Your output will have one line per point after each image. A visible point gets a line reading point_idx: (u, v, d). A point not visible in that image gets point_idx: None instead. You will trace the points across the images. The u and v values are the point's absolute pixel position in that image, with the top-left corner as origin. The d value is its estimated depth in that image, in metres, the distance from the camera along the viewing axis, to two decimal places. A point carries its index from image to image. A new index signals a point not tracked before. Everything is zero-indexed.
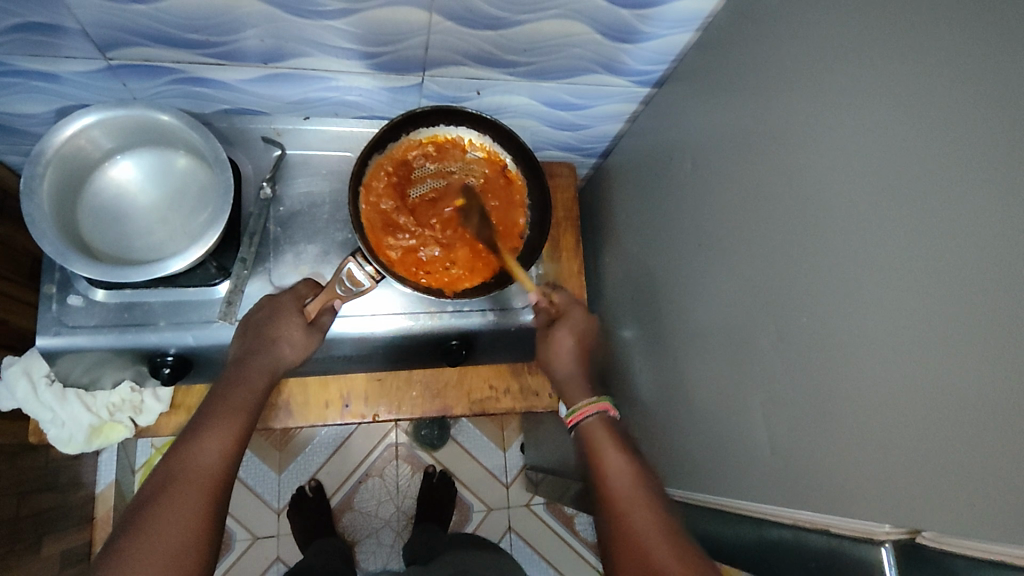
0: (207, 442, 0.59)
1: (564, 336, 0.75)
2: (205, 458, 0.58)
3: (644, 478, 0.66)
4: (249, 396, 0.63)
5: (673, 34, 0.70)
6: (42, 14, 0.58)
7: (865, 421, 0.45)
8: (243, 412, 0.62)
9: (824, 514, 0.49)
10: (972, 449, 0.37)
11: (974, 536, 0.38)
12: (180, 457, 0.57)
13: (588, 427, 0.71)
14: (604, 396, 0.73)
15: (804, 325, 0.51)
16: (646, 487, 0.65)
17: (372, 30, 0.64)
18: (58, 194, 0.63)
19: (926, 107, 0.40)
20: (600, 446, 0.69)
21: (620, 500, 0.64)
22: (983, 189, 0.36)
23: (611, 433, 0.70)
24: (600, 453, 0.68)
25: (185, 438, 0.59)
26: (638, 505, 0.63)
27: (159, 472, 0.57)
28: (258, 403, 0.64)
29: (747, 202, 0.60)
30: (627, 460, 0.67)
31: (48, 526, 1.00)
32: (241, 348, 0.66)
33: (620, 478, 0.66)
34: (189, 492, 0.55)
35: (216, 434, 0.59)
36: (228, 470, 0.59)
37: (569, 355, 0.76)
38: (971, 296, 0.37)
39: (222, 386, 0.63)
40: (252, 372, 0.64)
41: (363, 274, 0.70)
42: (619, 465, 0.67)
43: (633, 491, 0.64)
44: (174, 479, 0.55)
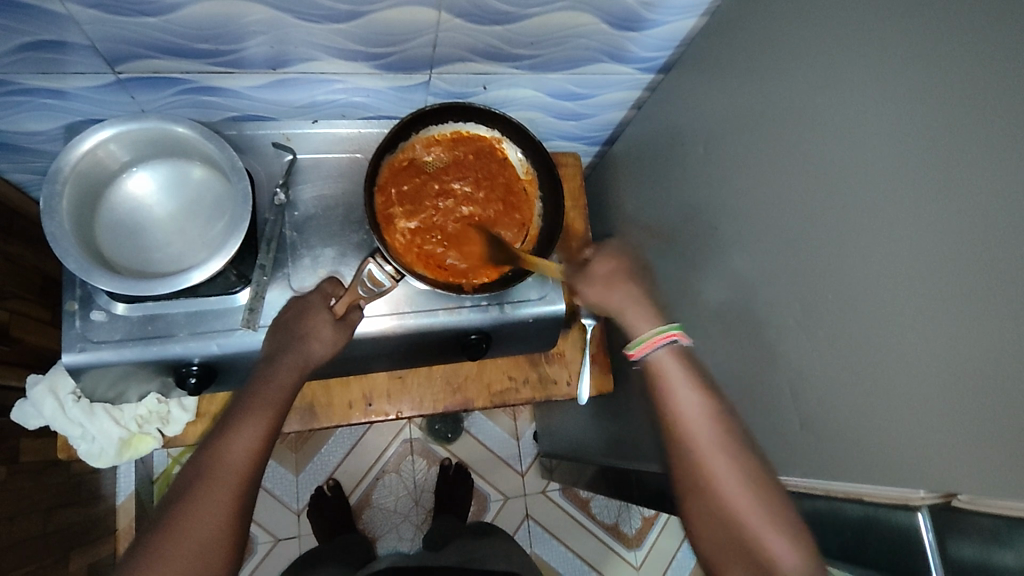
0: (237, 439, 0.59)
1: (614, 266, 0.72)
2: (234, 456, 0.58)
3: (722, 411, 0.60)
4: (278, 392, 0.62)
5: (678, 20, 0.71)
6: (49, 32, 0.57)
7: (891, 395, 0.46)
8: (271, 410, 0.61)
9: (855, 483, 0.51)
10: (1000, 416, 0.38)
11: (1005, 498, 0.39)
12: (212, 451, 0.58)
13: (656, 360, 0.64)
14: (672, 324, 0.65)
15: (826, 303, 0.52)
16: (728, 431, 0.59)
17: (380, 30, 0.64)
18: (77, 210, 0.63)
19: (941, 82, 0.41)
20: (673, 385, 0.62)
21: (698, 443, 0.59)
22: (1003, 162, 0.37)
23: (684, 367, 0.63)
24: (674, 395, 0.61)
25: (217, 432, 0.60)
26: (718, 450, 0.58)
27: (191, 467, 0.58)
28: (288, 400, 0.64)
29: (760, 185, 0.61)
30: (706, 402, 0.60)
31: (74, 540, 1.01)
32: (272, 345, 0.66)
33: (695, 422, 0.60)
34: (217, 490, 0.56)
35: (246, 431, 0.59)
36: (256, 466, 0.59)
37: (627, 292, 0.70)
38: (995, 266, 0.38)
39: (253, 380, 0.63)
40: (281, 368, 0.64)
41: (384, 273, 0.73)
42: (695, 410, 0.60)
43: (711, 437, 0.59)
44: (205, 476, 0.56)
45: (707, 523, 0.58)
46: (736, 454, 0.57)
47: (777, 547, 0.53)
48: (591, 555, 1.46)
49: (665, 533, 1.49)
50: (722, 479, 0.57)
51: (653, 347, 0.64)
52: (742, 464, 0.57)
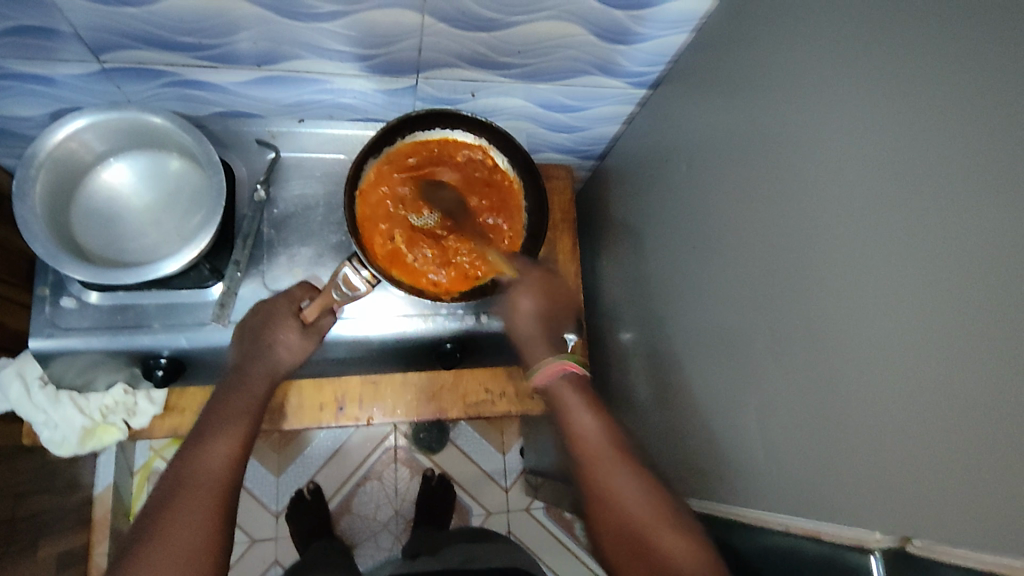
0: (214, 447, 0.58)
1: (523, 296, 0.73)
2: (213, 463, 0.57)
3: (615, 428, 0.67)
4: (250, 400, 0.63)
5: (668, 35, 0.70)
6: (34, 18, 0.58)
7: (854, 429, 0.44)
8: (246, 417, 0.62)
9: (816, 522, 0.49)
10: (960, 459, 0.36)
11: (964, 546, 0.37)
12: (188, 462, 0.57)
13: (554, 388, 0.70)
14: (570, 354, 0.71)
15: (795, 328, 0.51)
16: (616, 438, 0.65)
17: (365, 32, 0.64)
18: (51, 196, 0.63)
19: (914, 102, 0.40)
20: (572, 408, 0.68)
21: (591, 456, 0.64)
22: (971, 188, 0.35)
23: (579, 391, 0.69)
24: (570, 416, 0.67)
25: (191, 445, 0.59)
26: (610, 460, 0.63)
27: (168, 481, 0.56)
28: (259, 409, 0.64)
29: (738, 205, 0.59)
30: (599, 420, 0.66)
31: (45, 528, 1.00)
32: (239, 355, 0.66)
33: (589, 437, 0.65)
34: (198, 498, 0.55)
35: (222, 439, 0.59)
36: (236, 473, 0.58)
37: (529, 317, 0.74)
38: (959, 296, 0.36)
39: (223, 392, 0.63)
40: (251, 378, 0.64)
41: (359, 279, 0.67)
42: (590, 425, 0.66)
43: (603, 448, 0.64)
44: (186, 485, 0.55)
45: (612, 542, 0.60)
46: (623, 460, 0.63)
47: (665, 540, 0.57)
48: None
49: None
50: (617, 490, 0.61)
51: (547, 376, 0.70)
52: (633, 476, 0.62)
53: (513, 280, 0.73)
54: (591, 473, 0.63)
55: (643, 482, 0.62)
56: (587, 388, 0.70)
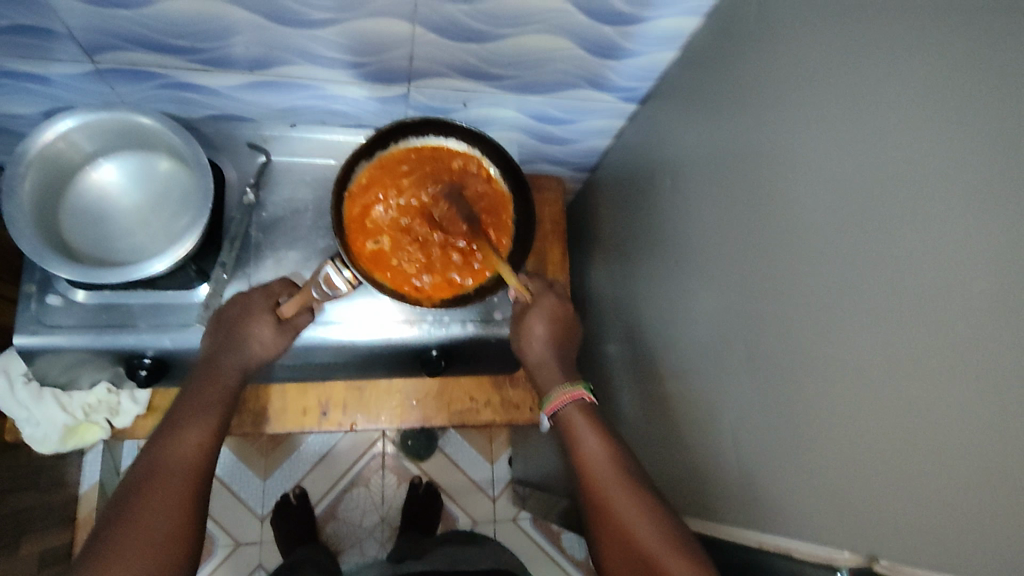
0: (185, 434, 0.59)
1: (537, 319, 0.72)
2: (185, 450, 0.58)
3: (625, 457, 0.64)
4: (222, 391, 0.63)
5: (657, 51, 0.71)
6: (30, 18, 0.58)
7: (828, 447, 0.44)
8: (219, 405, 0.62)
9: (786, 538, 0.49)
10: (930, 480, 0.36)
11: (932, 567, 0.37)
12: (160, 448, 0.58)
13: (565, 417, 0.67)
14: (584, 383, 0.69)
15: (774, 344, 0.51)
16: (625, 469, 0.62)
17: (357, 40, 0.65)
18: (40, 194, 0.63)
19: (893, 124, 0.40)
20: (576, 431, 0.66)
21: (597, 486, 0.62)
22: (946, 209, 0.36)
23: (590, 419, 0.66)
24: (575, 441, 0.65)
25: (162, 434, 0.59)
26: (615, 490, 0.61)
27: (138, 468, 0.56)
28: (232, 398, 0.64)
29: (721, 221, 0.60)
30: (603, 443, 0.64)
31: (27, 526, 1.00)
32: (212, 346, 0.66)
33: (595, 462, 0.63)
34: (171, 483, 0.55)
35: (193, 429, 0.59)
36: (207, 462, 0.59)
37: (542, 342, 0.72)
38: (931, 317, 0.36)
39: (195, 381, 0.63)
40: (223, 369, 0.64)
41: (341, 279, 0.67)
42: (595, 453, 0.63)
43: (610, 477, 0.62)
44: (156, 472, 0.56)
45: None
46: (630, 491, 0.60)
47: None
48: None
49: None
50: (625, 523, 0.58)
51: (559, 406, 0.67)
52: (641, 508, 0.59)
53: (529, 301, 0.72)
54: (597, 504, 0.61)
55: (652, 513, 0.58)
56: (595, 414, 0.67)
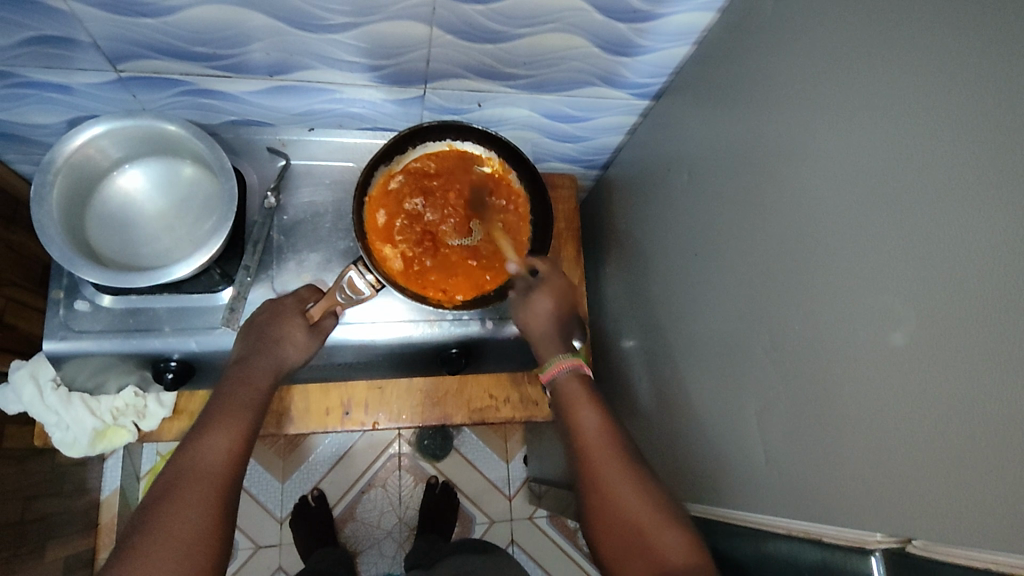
0: (214, 440, 0.59)
1: (541, 297, 0.74)
2: (213, 456, 0.58)
3: (616, 428, 0.68)
4: (253, 395, 0.63)
5: (671, 47, 0.72)
6: (55, 28, 0.59)
7: (854, 433, 0.45)
8: (248, 411, 0.62)
9: (816, 523, 0.49)
10: (957, 462, 0.37)
11: (963, 545, 0.37)
12: (189, 453, 0.57)
13: (561, 384, 0.71)
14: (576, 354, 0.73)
15: (795, 332, 0.51)
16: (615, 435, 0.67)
17: (375, 43, 0.66)
18: (68, 201, 0.65)
19: (909, 109, 0.41)
20: (575, 402, 0.69)
21: (593, 453, 0.65)
22: (965, 191, 0.36)
23: (585, 388, 0.71)
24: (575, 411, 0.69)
25: (192, 437, 0.59)
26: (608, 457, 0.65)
27: (168, 472, 0.57)
28: (262, 403, 0.64)
29: (739, 213, 0.60)
30: (600, 415, 0.68)
31: (52, 532, 1.01)
32: (243, 349, 0.66)
33: (592, 432, 0.67)
34: (198, 490, 0.55)
35: (223, 433, 0.59)
36: (234, 470, 0.59)
37: (544, 319, 0.74)
38: (954, 298, 0.37)
39: (225, 386, 0.63)
40: (255, 372, 0.64)
41: (364, 282, 0.70)
42: (592, 424, 0.68)
43: (605, 446, 0.66)
44: (186, 476, 0.56)
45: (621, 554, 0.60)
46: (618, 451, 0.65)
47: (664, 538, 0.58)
48: None
49: None
50: (613, 483, 0.63)
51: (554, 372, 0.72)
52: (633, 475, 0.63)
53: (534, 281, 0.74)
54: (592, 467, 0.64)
55: (633, 471, 0.64)
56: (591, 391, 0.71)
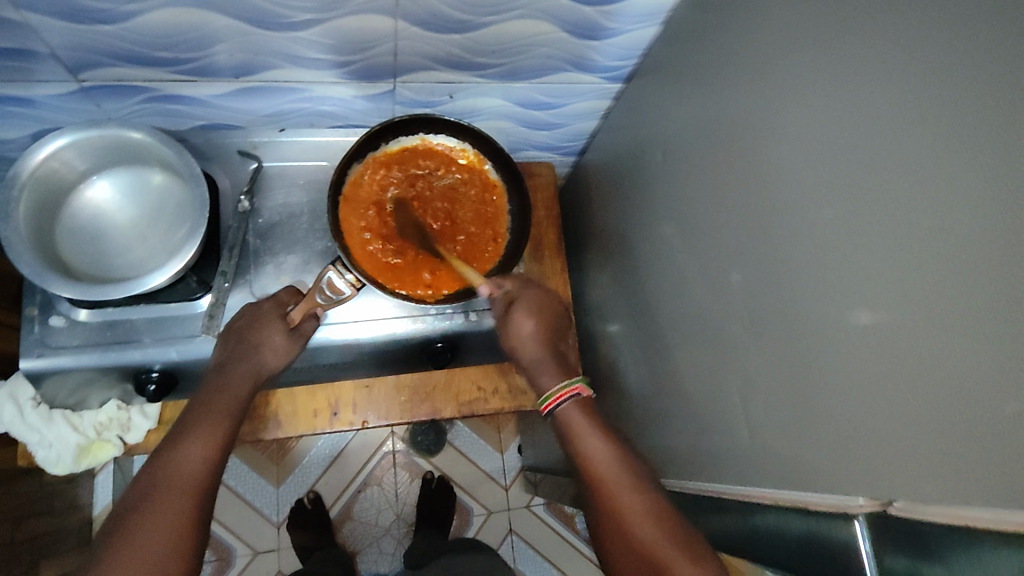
0: (191, 448, 0.57)
1: (524, 315, 0.71)
2: (189, 464, 0.56)
3: (628, 454, 0.62)
4: (231, 400, 0.62)
5: (640, 28, 0.71)
6: (11, 40, 0.58)
7: (834, 402, 0.45)
8: (226, 417, 0.61)
9: (801, 492, 0.50)
10: (932, 423, 0.37)
11: (943, 504, 0.38)
12: (163, 462, 0.56)
13: (564, 413, 0.66)
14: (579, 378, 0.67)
15: (773, 307, 0.52)
16: (629, 466, 0.61)
17: (341, 39, 0.65)
18: (36, 217, 0.63)
19: (875, 77, 0.41)
20: (579, 431, 0.64)
21: (607, 487, 0.60)
22: (930, 157, 0.37)
23: (589, 416, 0.65)
24: (579, 439, 0.63)
25: (167, 445, 0.58)
26: (626, 490, 0.60)
27: (142, 481, 0.55)
28: (241, 410, 0.63)
29: (714, 191, 0.61)
30: (609, 444, 0.62)
31: (45, 551, 1.00)
32: (223, 355, 0.65)
33: (604, 466, 0.61)
34: (172, 500, 0.54)
35: (200, 440, 0.58)
36: (211, 477, 0.57)
37: (532, 338, 0.71)
38: (922, 263, 0.37)
39: (204, 393, 0.62)
40: (234, 378, 0.63)
41: (344, 282, 0.69)
42: (601, 455, 0.62)
43: (620, 480, 0.60)
44: (160, 486, 0.54)
45: None
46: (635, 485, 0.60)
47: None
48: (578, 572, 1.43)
49: None
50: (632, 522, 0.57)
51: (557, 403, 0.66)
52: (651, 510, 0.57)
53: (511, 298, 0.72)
54: (604, 501, 0.60)
55: (653, 504, 0.58)
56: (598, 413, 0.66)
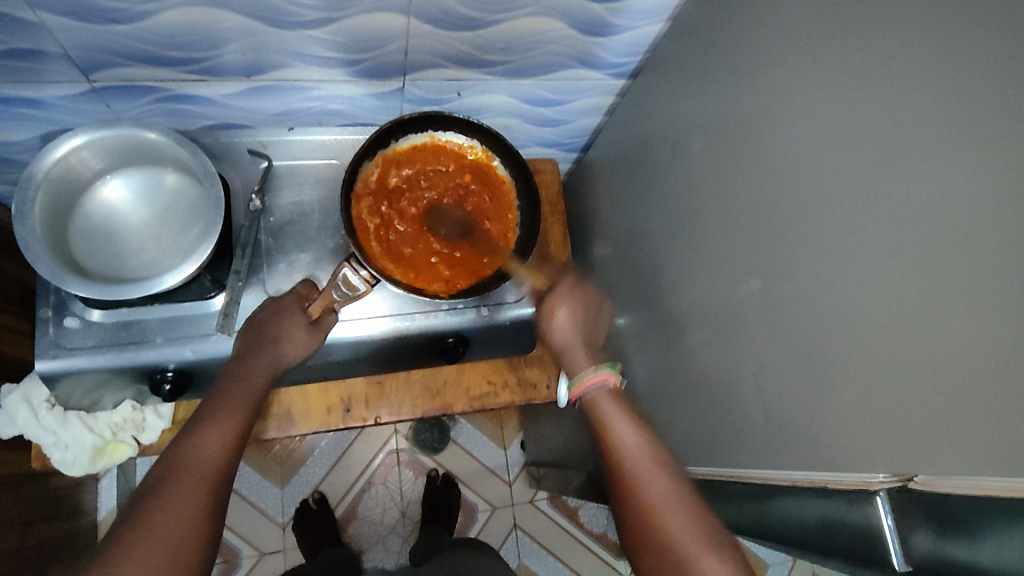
0: (210, 434, 0.57)
1: (561, 303, 0.72)
2: (207, 450, 0.56)
3: (659, 446, 0.61)
4: (251, 390, 0.62)
5: (645, 25, 0.73)
6: (25, 41, 0.58)
7: (848, 384, 0.47)
8: (245, 406, 0.61)
9: (819, 471, 0.51)
10: (945, 401, 0.39)
11: (958, 478, 0.39)
12: (183, 447, 0.56)
13: (591, 399, 0.66)
14: (607, 363, 0.67)
15: (785, 293, 0.53)
16: (657, 457, 0.60)
17: (353, 37, 0.66)
18: (51, 217, 0.63)
19: (884, 69, 0.43)
20: (609, 421, 0.63)
21: (632, 478, 0.59)
22: (943, 144, 0.38)
23: (618, 403, 0.65)
24: (609, 430, 0.63)
25: (186, 430, 0.58)
26: (652, 480, 0.58)
27: (160, 465, 0.55)
28: (259, 399, 0.63)
29: (723, 183, 0.62)
30: (639, 434, 0.62)
31: (53, 557, 0.99)
32: (242, 345, 0.66)
33: (631, 455, 0.60)
34: (189, 485, 0.54)
35: (219, 427, 0.58)
36: (228, 466, 0.57)
37: (568, 324, 0.72)
38: (934, 245, 0.39)
39: (224, 380, 0.62)
40: (254, 367, 0.64)
41: (358, 278, 0.73)
42: (630, 443, 0.61)
43: (647, 470, 0.59)
44: (178, 470, 0.54)
45: None
46: (663, 476, 0.59)
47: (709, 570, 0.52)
48: (582, 566, 1.44)
49: None
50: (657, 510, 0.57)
51: (587, 386, 0.66)
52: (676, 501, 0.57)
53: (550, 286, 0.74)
54: (629, 491, 0.59)
55: (679, 492, 0.57)
56: (622, 399, 0.65)
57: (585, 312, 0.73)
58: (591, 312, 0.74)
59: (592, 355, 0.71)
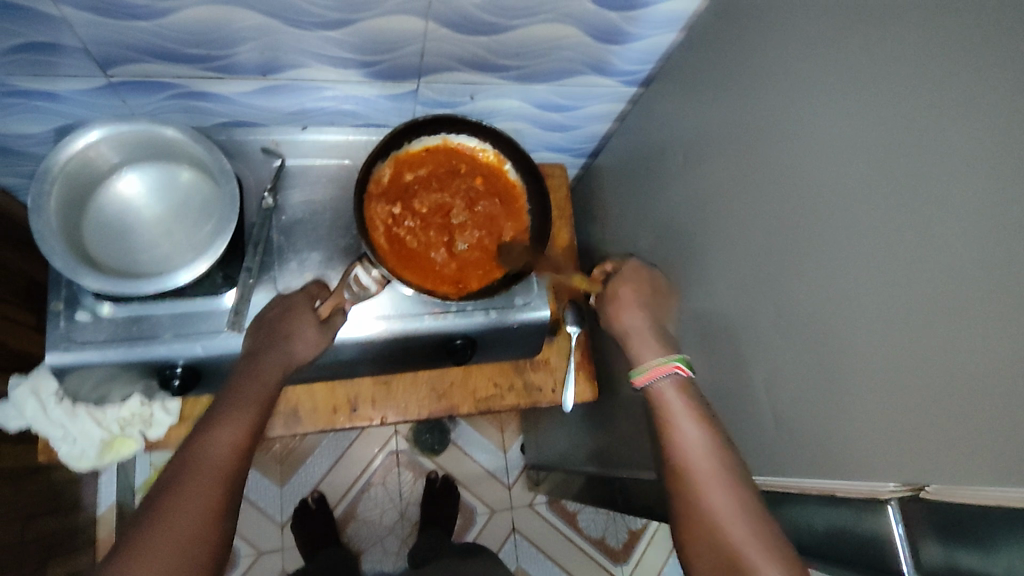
0: (221, 434, 0.57)
1: (625, 284, 0.76)
2: (218, 450, 0.57)
3: (727, 445, 0.61)
4: (262, 389, 0.62)
5: (659, 34, 0.74)
6: (44, 34, 0.58)
7: (857, 394, 0.47)
8: (256, 405, 0.60)
9: (828, 481, 0.52)
10: (955, 411, 0.39)
11: (968, 487, 0.40)
12: (194, 446, 0.56)
13: (656, 390, 0.66)
14: (676, 356, 0.67)
15: (796, 302, 0.54)
16: (722, 458, 0.60)
17: (369, 39, 0.66)
18: (66, 210, 0.63)
19: (898, 84, 0.43)
20: (673, 417, 0.64)
21: (693, 476, 0.60)
22: (956, 158, 0.39)
23: (686, 398, 0.65)
24: (673, 426, 0.63)
25: (198, 429, 0.58)
26: (713, 481, 0.59)
27: (174, 463, 0.56)
28: (271, 398, 0.63)
29: (734, 192, 0.63)
30: (703, 432, 0.62)
31: (52, 551, 0.99)
32: (253, 344, 0.66)
33: (692, 454, 0.61)
34: (200, 484, 0.54)
35: (229, 426, 0.58)
36: (239, 465, 0.57)
37: (632, 307, 0.74)
38: (947, 259, 0.39)
39: (235, 378, 0.62)
40: (265, 365, 0.63)
41: (369, 278, 0.75)
42: (693, 441, 0.61)
43: (708, 470, 0.59)
44: (188, 470, 0.55)
45: None
46: (724, 478, 0.58)
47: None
48: (580, 571, 1.44)
49: (652, 549, 1.48)
50: (716, 512, 0.57)
51: (655, 376, 0.67)
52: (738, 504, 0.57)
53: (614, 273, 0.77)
54: (690, 492, 0.60)
55: (741, 496, 0.57)
56: (693, 395, 0.65)
57: (651, 303, 0.75)
58: (660, 300, 0.75)
59: (657, 338, 0.72)
